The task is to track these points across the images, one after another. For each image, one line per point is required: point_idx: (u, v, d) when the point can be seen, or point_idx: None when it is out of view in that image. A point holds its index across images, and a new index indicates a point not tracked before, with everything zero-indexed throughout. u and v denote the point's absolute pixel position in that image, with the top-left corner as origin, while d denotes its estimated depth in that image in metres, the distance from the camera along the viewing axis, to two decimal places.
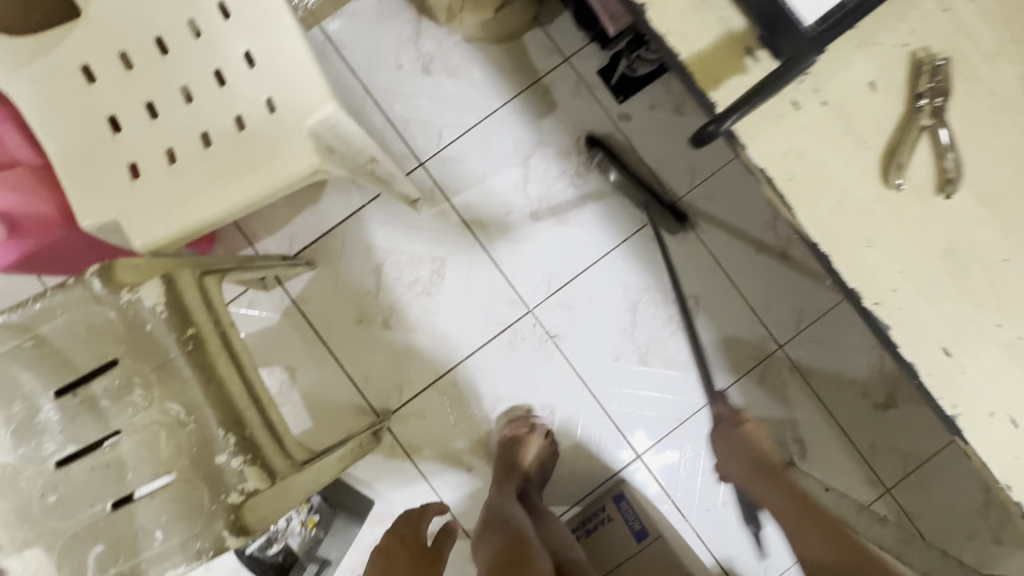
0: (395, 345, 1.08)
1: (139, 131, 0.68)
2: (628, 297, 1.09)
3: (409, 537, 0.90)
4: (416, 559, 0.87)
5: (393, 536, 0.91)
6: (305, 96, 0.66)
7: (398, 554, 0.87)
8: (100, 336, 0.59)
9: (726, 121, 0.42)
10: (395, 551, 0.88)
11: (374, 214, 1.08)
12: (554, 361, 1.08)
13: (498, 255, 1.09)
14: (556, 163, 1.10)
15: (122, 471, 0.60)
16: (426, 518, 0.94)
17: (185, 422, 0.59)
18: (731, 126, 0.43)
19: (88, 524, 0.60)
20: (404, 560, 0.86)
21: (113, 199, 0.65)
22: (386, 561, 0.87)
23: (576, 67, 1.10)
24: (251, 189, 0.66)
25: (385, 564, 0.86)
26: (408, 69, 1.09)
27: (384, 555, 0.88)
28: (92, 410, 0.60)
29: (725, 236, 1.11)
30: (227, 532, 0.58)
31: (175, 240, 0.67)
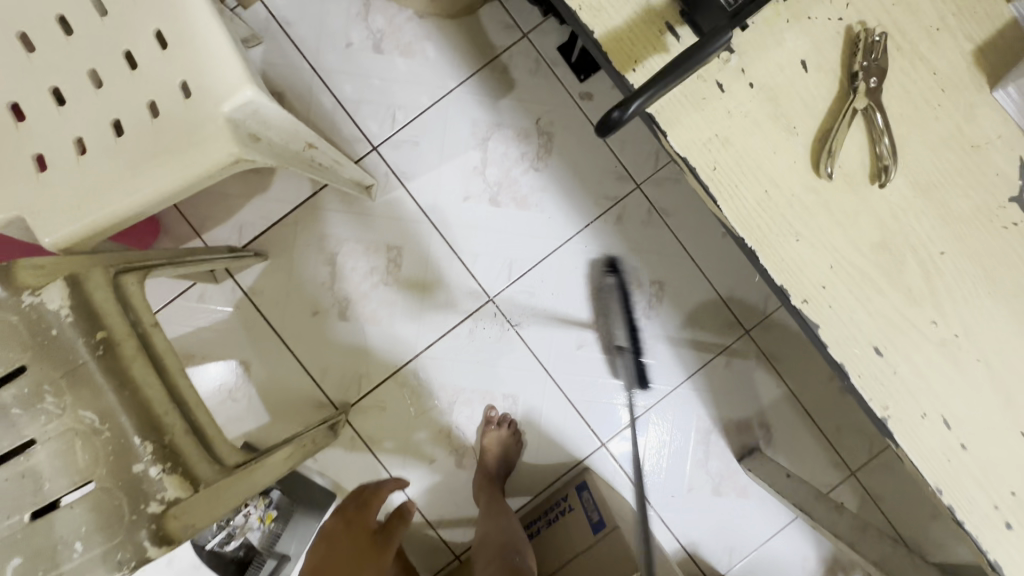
0: (352, 337, 1.05)
1: (46, 120, 0.63)
2: (591, 284, 1.07)
3: (354, 521, 0.95)
4: (358, 543, 0.94)
5: (340, 519, 0.96)
6: (221, 79, 0.62)
7: (342, 539, 0.94)
8: (5, 342, 0.56)
9: (633, 106, 0.37)
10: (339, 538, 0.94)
11: (327, 202, 1.04)
12: (516, 351, 1.06)
13: (457, 243, 1.05)
14: (516, 146, 1.05)
15: (38, 481, 0.58)
16: (373, 503, 0.97)
17: (101, 430, 0.56)
18: (641, 109, 0.37)
19: (4, 536, 0.57)
20: (347, 543, 0.94)
21: (18, 195, 0.61)
22: (330, 543, 0.94)
23: (535, 43, 1.05)
24: (163, 181, 0.61)
25: (330, 547, 0.94)
26: (358, 47, 1.04)
27: (329, 537, 0.95)
28: (3, 419, 0.57)
29: (692, 219, 1.07)
30: (148, 543, 0.56)
31: (87, 238, 0.62)
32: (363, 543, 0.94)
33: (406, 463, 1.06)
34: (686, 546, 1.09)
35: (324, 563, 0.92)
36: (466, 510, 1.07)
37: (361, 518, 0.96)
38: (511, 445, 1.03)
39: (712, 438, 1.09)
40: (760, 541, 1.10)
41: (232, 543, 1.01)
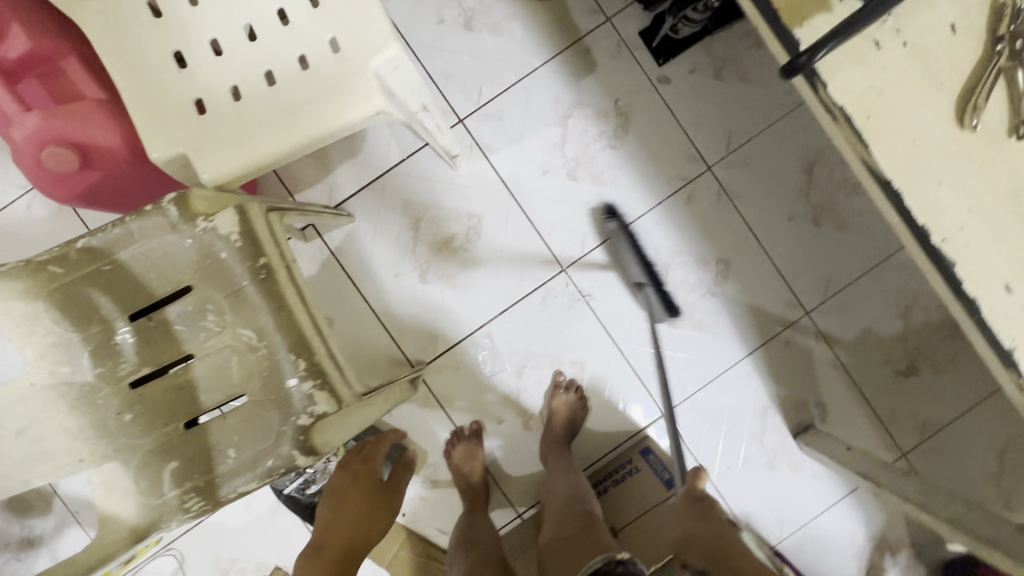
0: (430, 299, 1.10)
1: (205, 67, 0.68)
2: (660, 259, 1.11)
3: (363, 476, 0.92)
4: (369, 497, 0.91)
5: (348, 476, 0.92)
6: (369, 37, 0.67)
7: (353, 497, 0.90)
8: (176, 263, 0.61)
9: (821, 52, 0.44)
10: (350, 495, 0.90)
11: (412, 169, 1.09)
12: (586, 320, 1.11)
13: (534, 214, 1.10)
14: (594, 124, 1.10)
15: (195, 392, 0.63)
16: (381, 452, 0.95)
17: (257, 347, 0.62)
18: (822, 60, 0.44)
19: (163, 440, 0.63)
20: (358, 499, 0.90)
21: (183, 134, 0.67)
22: (340, 502, 0.89)
23: (617, 28, 1.10)
24: (317, 128, 0.68)
25: (340, 505, 0.89)
26: (450, 25, 1.09)
27: (339, 494, 0.90)
28: (168, 334, 0.63)
29: (759, 202, 1.12)
30: (296, 452, 0.61)
31: (241, 176, 0.68)
32: (374, 494, 0.91)
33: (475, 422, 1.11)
34: (739, 517, 1.13)
35: (334, 522, 0.87)
36: (530, 470, 1.12)
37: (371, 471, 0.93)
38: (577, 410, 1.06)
39: (768, 413, 1.13)
40: (811, 516, 1.14)
41: (310, 489, 1.06)
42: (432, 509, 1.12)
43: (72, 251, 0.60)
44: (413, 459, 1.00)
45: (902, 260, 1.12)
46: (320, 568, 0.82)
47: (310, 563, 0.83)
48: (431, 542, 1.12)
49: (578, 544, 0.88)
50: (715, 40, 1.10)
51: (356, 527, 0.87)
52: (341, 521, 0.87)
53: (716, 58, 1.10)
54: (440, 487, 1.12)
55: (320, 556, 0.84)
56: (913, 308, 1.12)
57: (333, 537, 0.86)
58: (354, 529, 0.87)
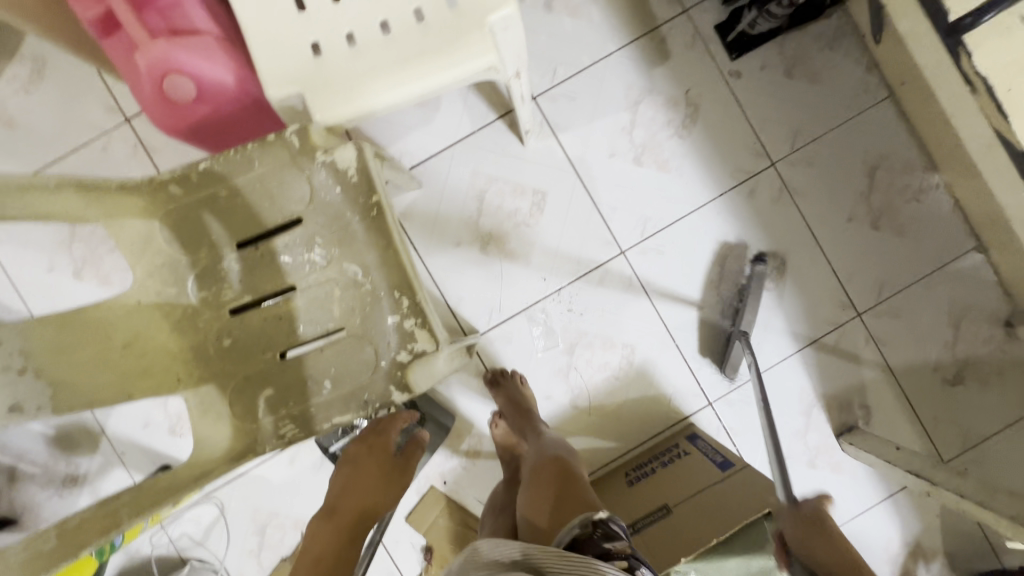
0: (489, 270, 1.11)
1: (323, 12, 0.70)
2: (717, 249, 1.12)
3: (379, 447, 0.85)
4: (384, 470, 0.84)
5: (362, 444, 0.85)
6: None
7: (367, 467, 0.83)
8: (290, 193, 0.63)
9: None
10: (365, 461, 0.83)
11: (482, 141, 1.11)
12: (640, 304, 1.12)
13: (598, 195, 1.12)
14: (663, 112, 1.12)
15: (294, 323, 0.64)
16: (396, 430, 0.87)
17: (361, 283, 0.63)
18: None
19: (259, 368, 0.64)
20: (372, 470, 0.84)
21: (300, 74, 0.69)
22: (355, 470, 0.84)
23: (693, 20, 1.12)
24: (428, 79, 0.70)
25: (352, 475, 0.83)
26: (530, 4, 1.11)
27: (349, 465, 0.84)
28: (272, 264, 0.64)
29: (820, 200, 1.13)
30: (392, 388, 0.62)
31: (350, 118, 0.71)
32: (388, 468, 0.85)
33: None
34: None
35: (352, 480, 0.83)
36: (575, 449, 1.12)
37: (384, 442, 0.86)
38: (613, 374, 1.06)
39: (813, 411, 1.14)
40: (847, 517, 1.14)
41: None
42: (473, 480, 1.13)
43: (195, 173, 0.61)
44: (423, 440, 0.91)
45: (957, 269, 1.13)
46: (333, 533, 0.78)
47: (325, 522, 0.79)
48: (471, 513, 1.12)
49: (549, 502, 0.82)
50: (788, 38, 1.12)
51: (375, 493, 0.82)
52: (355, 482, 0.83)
53: (787, 56, 1.12)
54: (483, 458, 1.12)
55: (339, 524, 0.78)
56: (963, 317, 1.13)
57: (347, 498, 0.81)
58: (369, 491, 0.82)
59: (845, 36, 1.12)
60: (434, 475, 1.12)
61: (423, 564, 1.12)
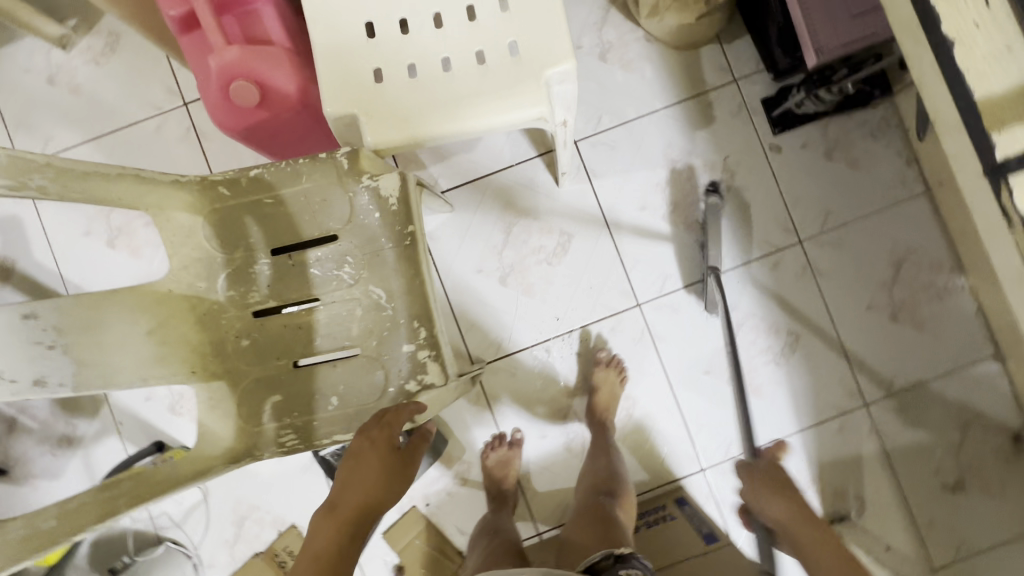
0: (505, 301, 1.12)
1: (390, 42, 0.73)
2: (733, 317, 1.13)
3: (382, 442, 0.59)
4: (389, 468, 0.59)
5: (364, 431, 0.59)
6: (548, 48, 0.72)
7: (370, 463, 0.58)
8: (330, 211, 0.65)
9: None
10: (367, 461, 0.58)
11: (519, 176, 1.13)
12: (648, 358, 1.12)
13: (623, 244, 1.13)
14: (699, 175, 1.13)
15: (312, 335, 0.66)
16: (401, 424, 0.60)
17: (384, 308, 0.65)
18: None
19: (271, 373, 0.65)
20: (377, 463, 0.59)
21: (358, 97, 0.72)
22: (350, 461, 0.59)
23: (742, 90, 1.13)
24: (479, 119, 0.72)
25: (354, 469, 0.58)
26: (586, 52, 1.14)
27: (350, 458, 0.59)
28: (301, 275, 0.66)
29: (842, 285, 1.13)
30: None
31: (398, 146, 0.73)
32: (389, 468, 0.59)
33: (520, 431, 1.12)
34: None
35: (352, 477, 0.58)
36: (561, 492, 1.12)
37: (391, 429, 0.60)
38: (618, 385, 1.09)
39: (806, 494, 1.12)
40: None
41: None
42: (456, 506, 1.12)
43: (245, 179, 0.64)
44: (430, 432, 0.66)
45: (972, 375, 1.11)
46: (327, 536, 0.55)
47: (321, 519, 0.56)
48: (448, 540, 1.11)
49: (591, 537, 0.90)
50: (833, 122, 1.13)
51: (380, 492, 0.58)
52: (352, 493, 0.58)
53: (830, 139, 1.13)
54: (469, 485, 1.12)
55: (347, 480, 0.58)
56: (972, 424, 1.11)
57: (350, 492, 0.58)
58: (375, 487, 0.58)
59: (890, 127, 1.13)
60: (417, 495, 1.12)
61: None
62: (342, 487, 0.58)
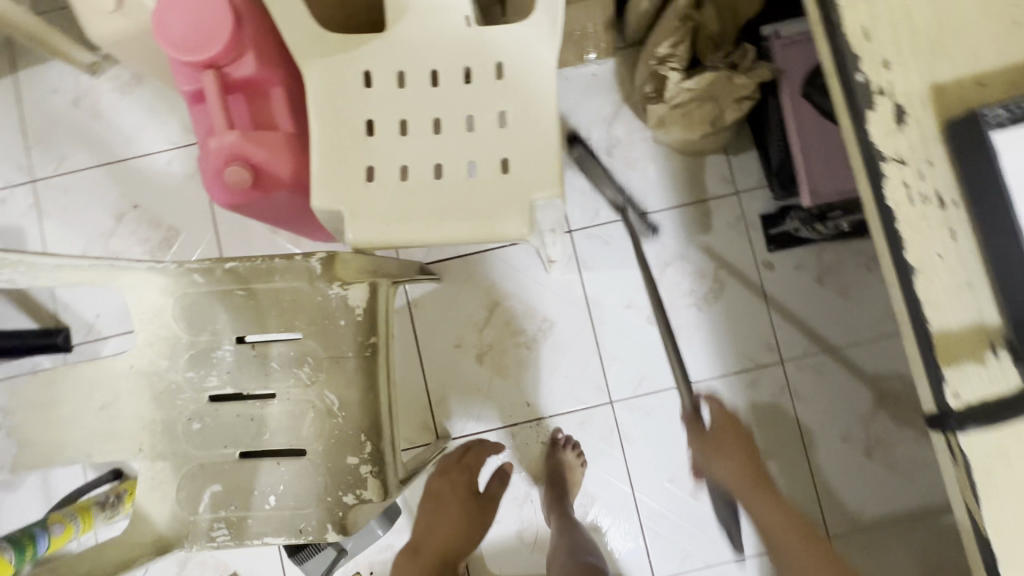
0: (480, 379, 1.12)
1: (387, 142, 0.75)
2: (705, 428, 1.11)
3: (462, 491, 0.93)
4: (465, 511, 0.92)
5: (448, 482, 0.93)
6: (539, 171, 0.73)
7: (454, 510, 0.91)
8: (297, 310, 0.66)
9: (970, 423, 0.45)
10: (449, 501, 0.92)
11: (510, 256, 1.14)
12: (614, 457, 1.11)
13: (604, 338, 1.13)
14: (690, 280, 1.14)
15: (262, 429, 0.66)
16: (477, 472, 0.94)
17: (334, 414, 0.65)
18: (974, 424, 0.46)
19: (216, 461, 0.66)
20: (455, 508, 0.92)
21: (347, 193, 0.73)
22: (437, 504, 0.92)
23: (742, 203, 1.14)
24: (461, 230, 0.73)
25: (439, 518, 0.91)
26: (594, 144, 1.16)
27: (438, 503, 0.91)
28: (261, 367, 0.67)
29: (819, 412, 1.11)
30: (329, 526, 0.63)
31: (379, 244, 0.74)
32: (467, 509, 0.92)
33: None
34: None
35: (438, 515, 0.91)
36: None
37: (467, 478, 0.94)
38: (578, 469, 1.07)
39: None
40: None
41: None
42: None
43: (219, 269, 0.65)
44: (508, 472, 0.98)
45: (941, 524, 1.09)
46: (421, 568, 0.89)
47: (413, 559, 0.90)
48: None
49: None
50: (830, 247, 1.13)
51: (467, 523, 0.92)
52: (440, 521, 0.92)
53: (824, 263, 1.12)
54: None
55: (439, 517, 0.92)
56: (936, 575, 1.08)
57: (432, 540, 0.90)
58: (456, 534, 0.91)
59: None
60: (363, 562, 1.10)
61: None
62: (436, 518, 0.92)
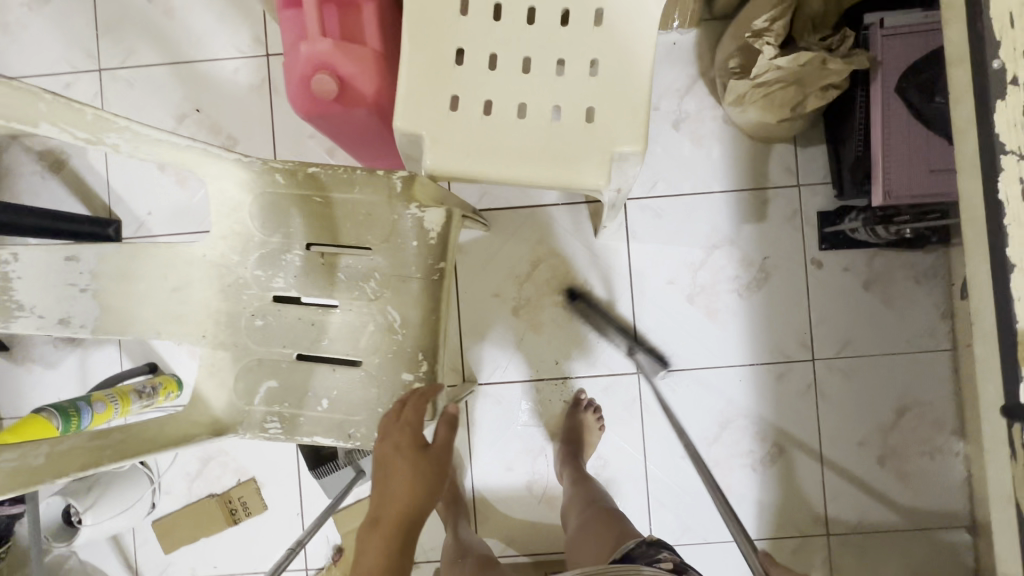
0: (511, 331, 1.14)
1: (475, 74, 0.74)
2: (726, 412, 1.13)
3: (408, 443, 0.61)
4: None
5: None
6: (624, 124, 0.72)
7: None
8: (371, 226, 0.66)
9: None
10: (405, 430, 0.61)
11: (560, 215, 1.13)
12: (631, 426, 1.14)
13: (640, 310, 1.13)
14: (735, 266, 1.13)
15: (321, 335, 0.68)
16: None
17: (395, 331, 0.66)
18: None
19: (275, 359, 0.68)
20: None
21: (429, 119, 0.73)
22: None
23: (801, 197, 1.12)
24: (538, 172, 0.73)
25: None
26: (661, 115, 1.14)
27: None
28: (328, 276, 0.68)
29: (841, 414, 1.12)
30: (378, 434, 0.65)
31: (452, 174, 0.74)
32: None
33: (489, 458, 1.14)
34: None
35: None
36: (511, 524, 1.14)
37: (414, 427, 0.62)
38: (595, 431, 1.10)
39: None
40: None
41: None
42: None
43: (302, 173, 0.66)
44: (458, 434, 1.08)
45: (940, 539, 1.11)
46: None
47: None
48: None
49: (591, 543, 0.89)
50: (882, 254, 1.12)
51: (432, 474, 0.61)
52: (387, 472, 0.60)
53: (873, 270, 1.12)
54: None
55: (395, 468, 0.61)
56: None
57: None
58: None
59: (935, 276, 1.11)
60: None
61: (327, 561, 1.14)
62: (392, 466, 0.60)
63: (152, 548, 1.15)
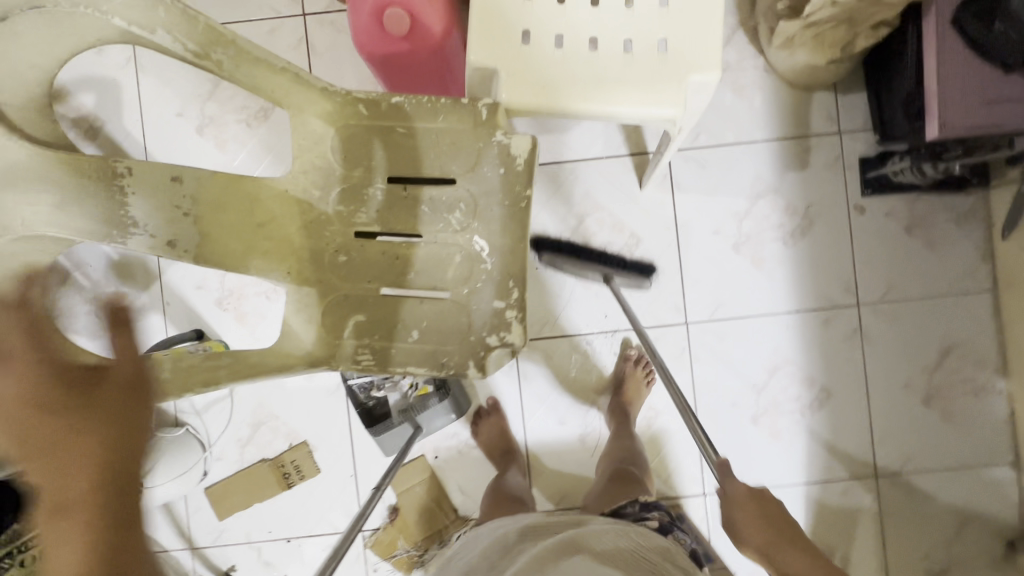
0: (559, 286, 1.15)
1: (545, 7, 0.74)
2: (773, 359, 1.14)
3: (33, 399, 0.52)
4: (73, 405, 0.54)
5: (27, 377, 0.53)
6: (697, 53, 0.72)
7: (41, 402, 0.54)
8: (456, 156, 0.66)
9: None
10: (13, 341, 0.54)
11: (605, 169, 1.14)
12: (681, 376, 1.15)
13: (687, 261, 1.14)
14: (779, 215, 1.14)
15: (406, 268, 0.67)
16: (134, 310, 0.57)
17: (482, 260, 0.66)
18: None
19: (361, 294, 0.67)
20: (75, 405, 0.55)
21: (502, 53, 0.73)
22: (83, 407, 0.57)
23: (843, 144, 1.13)
24: (613, 104, 0.73)
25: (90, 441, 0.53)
26: None
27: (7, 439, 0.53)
28: (411, 209, 0.68)
29: (886, 357, 1.14)
30: (471, 363, 0.65)
31: (526, 109, 0.74)
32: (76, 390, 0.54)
33: (541, 413, 1.15)
34: None
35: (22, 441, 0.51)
36: (565, 478, 1.15)
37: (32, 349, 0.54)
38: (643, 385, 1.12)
39: None
40: None
41: (373, 393, 1.09)
42: (462, 466, 1.15)
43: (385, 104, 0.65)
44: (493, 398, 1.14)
45: (985, 475, 1.13)
46: None
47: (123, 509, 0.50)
48: (447, 494, 1.15)
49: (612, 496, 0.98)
50: (923, 198, 1.13)
51: (118, 429, 0.53)
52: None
53: (915, 214, 1.13)
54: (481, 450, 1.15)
55: (63, 444, 0.51)
56: (972, 520, 1.13)
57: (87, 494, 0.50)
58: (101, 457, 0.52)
59: (975, 219, 1.13)
60: (429, 446, 1.15)
61: (383, 522, 1.14)
62: (37, 448, 0.50)
63: (206, 516, 1.14)
